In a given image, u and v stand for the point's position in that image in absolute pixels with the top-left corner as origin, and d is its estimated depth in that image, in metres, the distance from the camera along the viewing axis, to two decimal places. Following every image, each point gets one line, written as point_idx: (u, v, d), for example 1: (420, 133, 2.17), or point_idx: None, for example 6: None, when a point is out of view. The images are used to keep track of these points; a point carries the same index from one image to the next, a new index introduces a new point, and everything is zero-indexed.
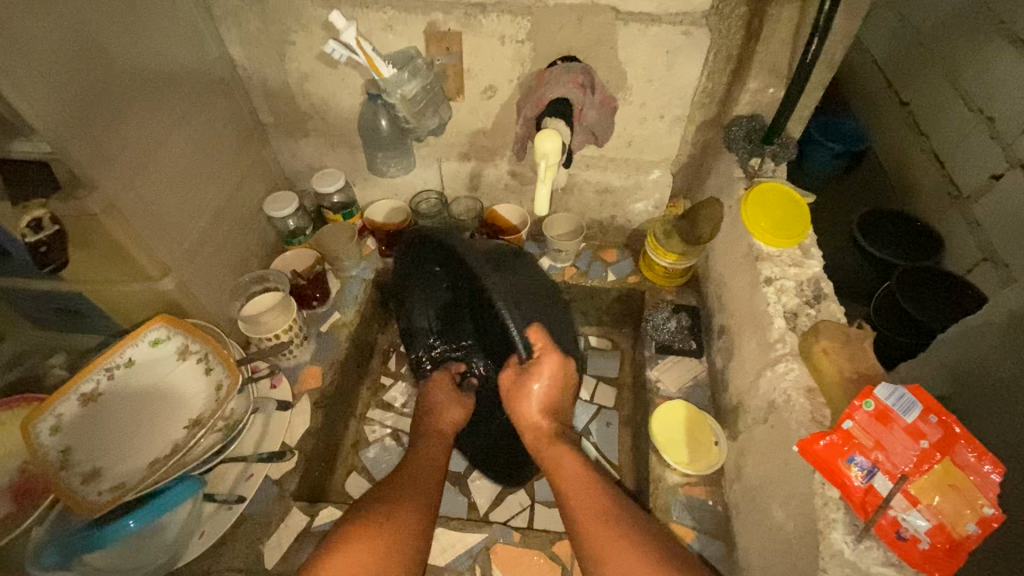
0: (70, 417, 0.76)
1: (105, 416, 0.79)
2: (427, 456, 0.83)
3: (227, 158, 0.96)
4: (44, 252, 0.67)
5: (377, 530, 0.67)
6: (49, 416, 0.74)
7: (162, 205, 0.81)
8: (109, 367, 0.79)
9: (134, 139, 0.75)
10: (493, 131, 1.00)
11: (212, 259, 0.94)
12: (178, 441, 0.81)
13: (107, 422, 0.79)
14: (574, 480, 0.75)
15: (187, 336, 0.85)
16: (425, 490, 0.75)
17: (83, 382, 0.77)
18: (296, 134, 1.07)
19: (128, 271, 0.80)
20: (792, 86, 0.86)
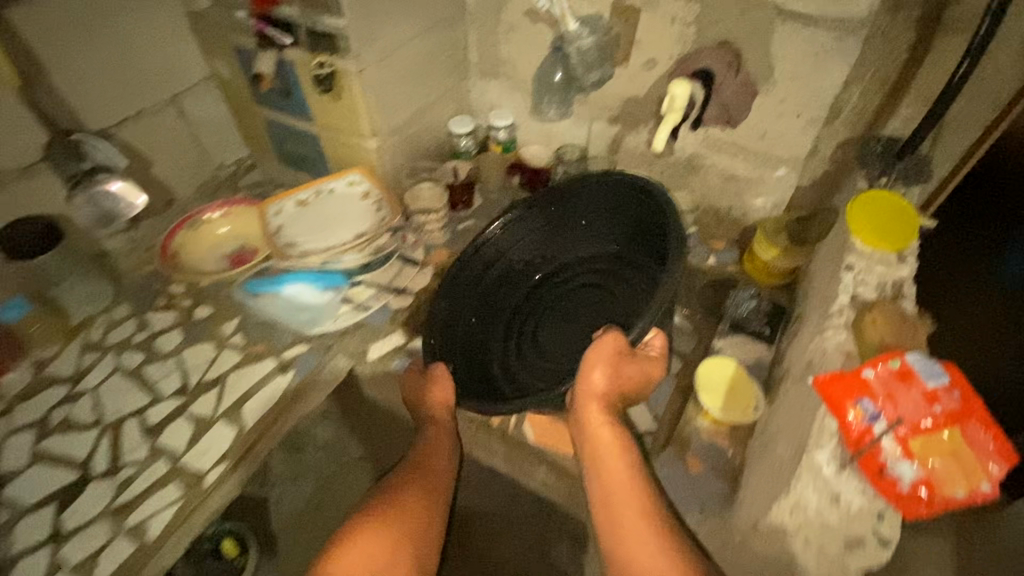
0: (289, 210, 1.17)
1: (307, 216, 1.17)
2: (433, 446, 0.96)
3: (439, 76, 1.26)
4: (323, 78, 1.04)
5: (374, 533, 0.82)
6: (278, 206, 1.17)
7: (390, 87, 1.12)
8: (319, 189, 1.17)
9: (388, 35, 1.05)
10: (644, 100, 1.17)
11: (404, 144, 1.24)
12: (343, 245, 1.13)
13: (307, 220, 1.16)
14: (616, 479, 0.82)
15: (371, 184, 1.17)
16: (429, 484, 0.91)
17: (301, 191, 1.17)
18: (489, 75, 1.35)
19: (352, 127, 1.13)
20: (937, 104, 0.85)
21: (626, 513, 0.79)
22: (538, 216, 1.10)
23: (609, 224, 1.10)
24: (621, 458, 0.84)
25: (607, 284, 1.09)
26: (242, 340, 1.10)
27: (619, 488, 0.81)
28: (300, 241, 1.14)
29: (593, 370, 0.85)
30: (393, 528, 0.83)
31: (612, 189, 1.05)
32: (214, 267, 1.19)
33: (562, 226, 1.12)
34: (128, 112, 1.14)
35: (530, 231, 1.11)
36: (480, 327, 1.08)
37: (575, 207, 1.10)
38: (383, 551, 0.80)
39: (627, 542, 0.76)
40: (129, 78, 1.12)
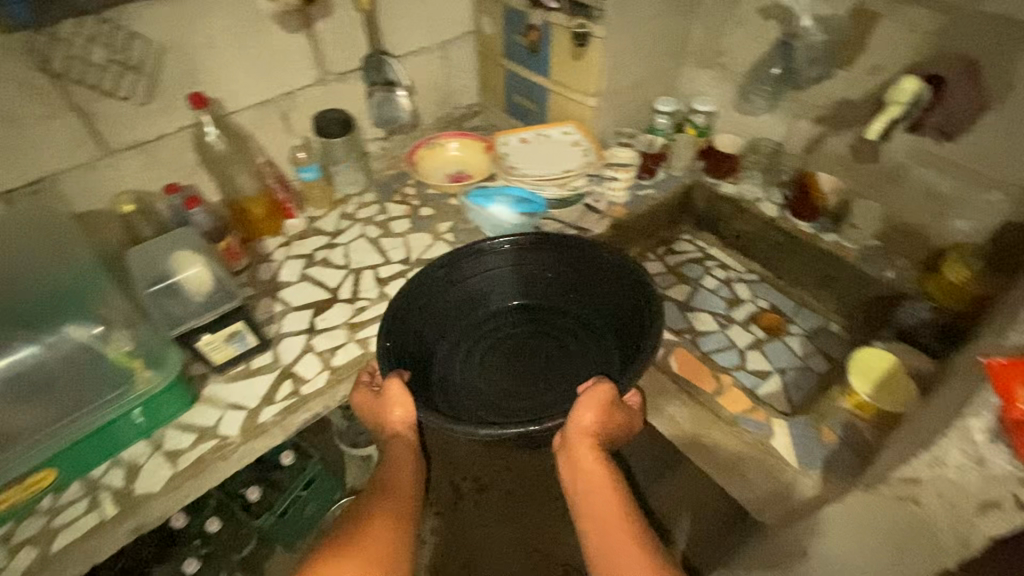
0: (512, 143, 1.43)
1: (526, 149, 1.42)
2: (400, 472, 0.92)
3: (660, 56, 1.42)
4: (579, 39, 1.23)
5: (382, 529, 0.80)
6: (505, 139, 1.44)
7: (622, 57, 1.30)
8: (539, 134, 1.43)
9: (635, 11, 1.24)
10: (857, 104, 1.22)
11: (615, 111, 1.42)
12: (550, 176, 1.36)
13: (525, 152, 1.41)
14: (600, 510, 0.81)
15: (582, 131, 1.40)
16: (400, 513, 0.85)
17: (525, 131, 1.44)
18: (702, 65, 1.49)
19: (581, 85, 1.34)
20: None
21: (607, 533, 0.77)
22: (541, 262, 1.15)
23: (591, 297, 1.14)
24: (607, 486, 0.84)
25: (568, 341, 1.13)
26: (452, 237, 1.37)
27: (602, 514, 0.80)
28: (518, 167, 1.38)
29: (580, 412, 0.87)
30: (370, 544, 0.77)
31: (613, 277, 1.09)
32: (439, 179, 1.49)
33: (544, 274, 1.16)
34: (414, 46, 1.46)
35: (533, 267, 1.15)
36: (434, 331, 1.12)
37: (574, 275, 1.15)
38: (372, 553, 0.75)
39: (604, 556, 0.75)
40: (423, 21, 1.44)
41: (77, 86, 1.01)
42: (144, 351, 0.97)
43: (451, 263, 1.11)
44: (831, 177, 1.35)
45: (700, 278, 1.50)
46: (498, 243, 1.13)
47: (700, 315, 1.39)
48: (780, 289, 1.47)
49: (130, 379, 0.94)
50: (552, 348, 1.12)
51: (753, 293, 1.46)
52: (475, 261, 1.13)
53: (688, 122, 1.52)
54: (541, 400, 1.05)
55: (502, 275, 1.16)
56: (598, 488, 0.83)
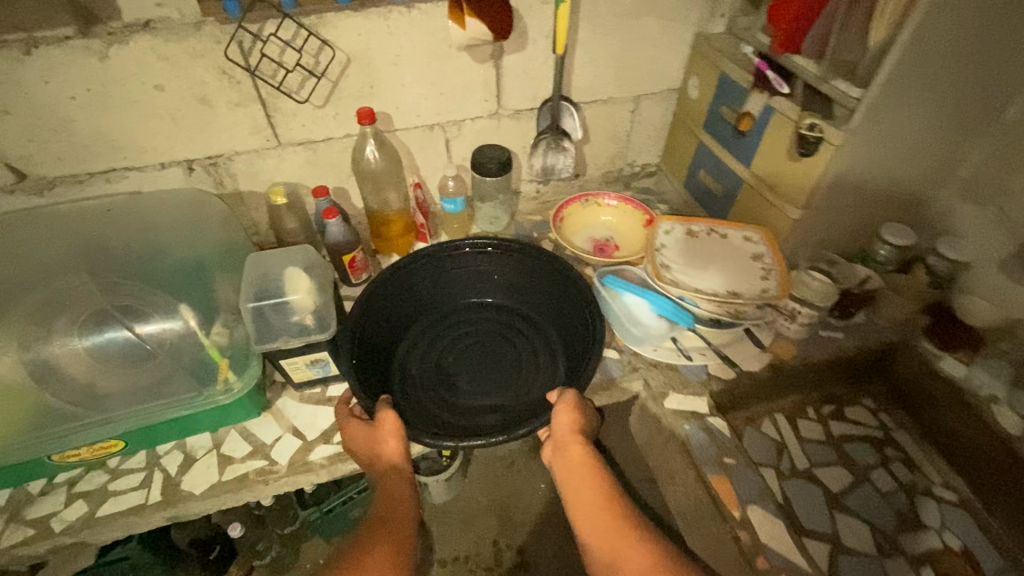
0: (677, 233, 1.14)
1: (692, 245, 1.11)
2: (395, 489, 0.86)
3: (910, 177, 1.08)
4: (802, 142, 0.97)
5: (398, 511, 0.83)
6: (668, 225, 1.16)
7: (856, 171, 1.00)
8: (712, 229, 1.14)
9: (895, 121, 0.94)
10: None
11: (821, 229, 1.12)
12: (713, 290, 1.03)
13: (689, 249, 1.11)
14: (591, 499, 0.83)
15: (769, 250, 1.08)
16: (402, 517, 0.82)
17: (696, 224, 1.15)
18: (969, 198, 1.11)
19: (785, 192, 1.06)
20: None
21: (601, 522, 0.80)
22: (490, 266, 1.19)
23: (546, 303, 1.17)
24: (592, 478, 0.86)
25: (528, 347, 1.14)
26: None
27: (592, 505, 0.82)
28: (675, 265, 1.08)
29: (565, 406, 0.93)
30: (392, 525, 0.80)
31: (562, 276, 1.14)
32: (581, 247, 1.33)
33: (505, 279, 1.20)
34: (603, 96, 1.31)
35: (484, 270, 1.19)
36: (392, 332, 1.12)
37: (520, 279, 1.19)
38: (392, 533, 0.79)
39: (604, 545, 0.77)
40: (623, 70, 1.28)
41: (264, 82, 1.04)
42: (233, 351, 0.96)
43: (426, 258, 1.16)
44: None
45: (868, 469, 1.12)
46: (459, 246, 1.17)
47: (850, 522, 1.05)
48: (988, 533, 1.03)
49: (213, 377, 0.94)
50: (510, 354, 1.12)
51: (940, 520, 1.06)
52: (432, 267, 1.17)
53: (921, 262, 1.16)
54: (495, 398, 1.05)
55: (466, 275, 1.20)
56: (584, 482, 0.85)
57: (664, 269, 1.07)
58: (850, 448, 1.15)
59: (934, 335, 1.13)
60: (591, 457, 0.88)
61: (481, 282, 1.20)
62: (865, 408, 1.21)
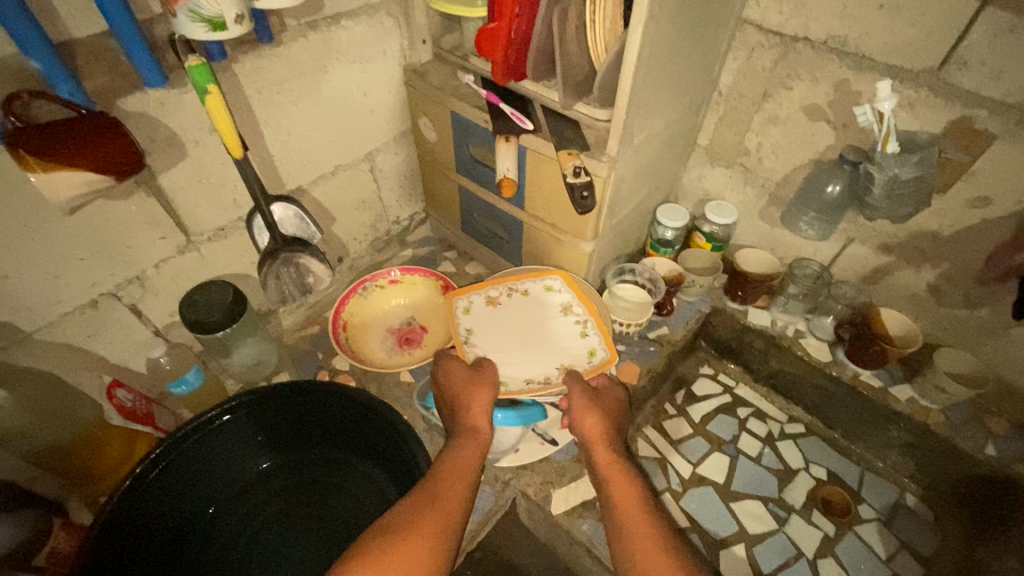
0: (477, 307, 0.99)
1: (499, 317, 0.98)
2: (460, 463, 0.74)
3: (664, 161, 1.06)
4: (582, 194, 0.84)
5: (458, 482, 0.72)
6: (466, 300, 1.00)
7: (625, 184, 0.93)
8: (512, 288, 1.01)
9: (643, 129, 0.87)
10: (946, 241, 0.91)
11: (612, 241, 1.06)
12: (543, 372, 0.91)
13: (498, 324, 0.97)
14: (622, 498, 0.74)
15: (574, 295, 0.99)
16: (448, 508, 0.68)
17: (493, 288, 1.01)
18: (716, 162, 1.14)
19: (571, 227, 0.95)
20: None
21: (637, 526, 0.71)
22: (216, 448, 0.90)
23: (334, 434, 0.97)
24: (621, 476, 0.77)
25: (333, 495, 0.95)
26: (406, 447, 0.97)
27: (631, 507, 0.73)
28: (492, 352, 0.93)
29: (586, 395, 0.84)
30: (442, 506, 0.68)
31: (321, 415, 0.94)
32: (380, 349, 1.08)
33: (272, 430, 0.95)
34: (326, 169, 1.02)
35: (240, 438, 0.92)
36: None
37: (291, 424, 0.96)
38: (448, 511, 0.68)
39: (641, 550, 0.68)
40: (337, 133, 1.00)
41: None
42: None
43: (152, 475, 0.81)
44: (900, 314, 1.03)
45: (735, 441, 1.15)
46: (165, 456, 0.83)
47: (745, 506, 1.06)
48: (837, 449, 1.14)
49: None
50: (315, 515, 0.93)
51: (803, 458, 1.13)
52: (167, 474, 0.84)
53: (699, 234, 1.18)
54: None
55: (220, 451, 0.91)
56: (618, 482, 0.77)
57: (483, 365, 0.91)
58: (715, 427, 1.17)
59: (738, 292, 1.15)
60: (620, 459, 0.80)
61: (242, 447, 0.93)
62: (709, 379, 1.25)
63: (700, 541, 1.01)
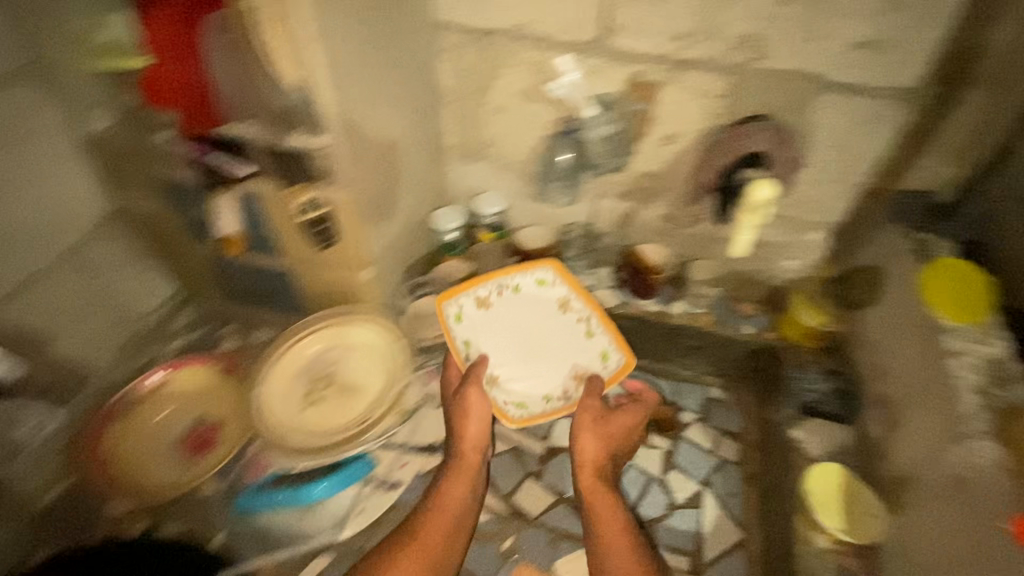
0: (466, 312, 1.02)
1: (505, 325, 1.03)
2: (450, 501, 0.85)
3: (415, 171, 1.06)
4: (321, 227, 0.86)
5: (450, 508, 0.84)
6: (455, 305, 1.01)
7: (375, 206, 0.91)
8: (504, 285, 1.04)
9: (369, 149, 0.86)
10: (662, 177, 1.07)
11: (391, 262, 1.03)
12: (563, 386, 1.00)
13: (496, 327, 1.03)
14: (609, 523, 0.84)
15: (567, 288, 1.04)
16: (433, 542, 0.80)
17: (480, 287, 1.03)
18: (469, 158, 1.18)
19: (339, 261, 0.92)
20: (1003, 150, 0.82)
21: (618, 541, 0.82)
22: None
23: None
24: (609, 500, 0.87)
25: None
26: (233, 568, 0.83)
27: (615, 527, 0.84)
28: (503, 370, 1.00)
29: (588, 419, 0.92)
30: (424, 545, 0.80)
31: (127, 560, 0.78)
32: (166, 470, 0.86)
33: None
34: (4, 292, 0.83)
35: None
36: None
37: None
38: (429, 556, 0.79)
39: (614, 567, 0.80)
40: (1, 249, 0.83)
41: None
42: None
43: None
44: (655, 245, 1.19)
45: None
46: None
47: None
48: (653, 373, 1.22)
49: None
50: None
51: None
52: None
53: (479, 227, 1.21)
54: None
55: None
56: (603, 504, 0.86)
57: (495, 387, 0.98)
58: None
59: None
60: (606, 478, 0.89)
61: None
62: None
63: None
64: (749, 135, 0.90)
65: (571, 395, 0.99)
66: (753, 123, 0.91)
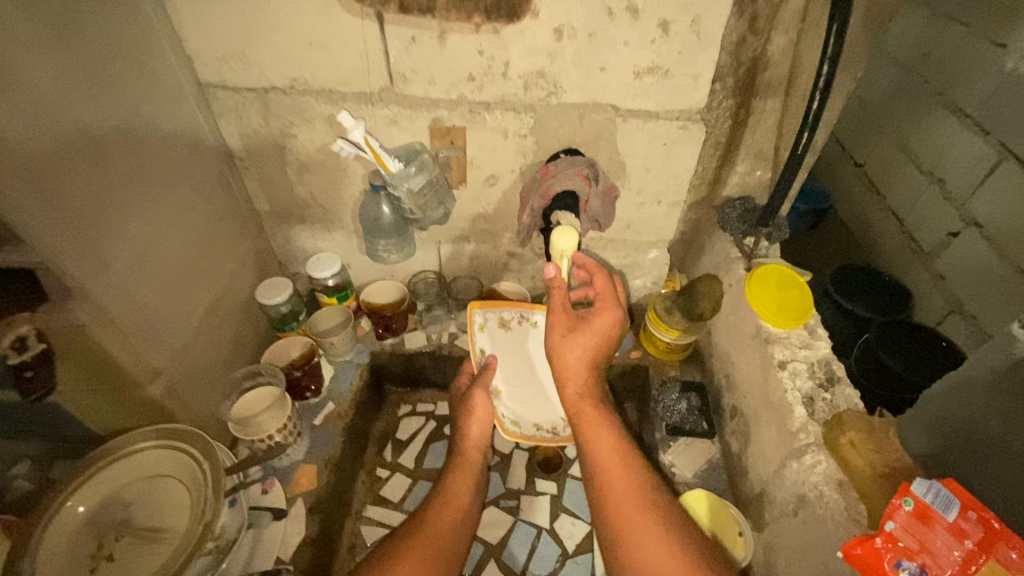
0: (492, 327, 0.99)
1: (517, 351, 1.00)
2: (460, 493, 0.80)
3: (218, 248, 0.94)
4: (28, 375, 0.61)
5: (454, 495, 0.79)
6: (481, 316, 0.98)
7: (156, 308, 0.77)
8: (523, 316, 0.99)
9: (130, 248, 0.72)
10: (494, 216, 1.02)
11: (203, 359, 0.90)
12: (552, 418, 0.99)
13: (516, 351, 1.00)
14: (617, 474, 0.71)
15: None
16: (452, 534, 0.73)
17: (508, 310, 0.98)
18: (290, 220, 1.07)
19: (116, 381, 0.75)
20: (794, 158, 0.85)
21: (615, 468, 0.72)
22: None
23: None
24: (611, 439, 0.75)
25: None
26: None
27: (604, 451, 0.74)
28: (506, 388, 0.99)
29: (564, 334, 0.78)
30: (433, 533, 0.72)
31: None
32: None
33: None
34: None
35: None
36: None
37: None
38: (444, 545, 0.71)
39: (621, 517, 0.68)
40: None
41: None
42: None
43: None
44: (508, 281, 1.15)
45: None
46: None
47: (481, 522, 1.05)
48: None
49: None
50: None
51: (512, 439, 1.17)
52: None
53: (320, 292, 1.13)
54: None
55: None
56: (608, 450, 0.74)
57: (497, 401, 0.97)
58: (430, 460, 1.13)
59: (383, 328, 1.14)
60: (606, 412, 0.79)
61: None
62: (408, 415, 1.21)
63: None
64: (557, 172, 0.83)
65: (560, 431, 0.98)
66: (558, 159, 0.86)
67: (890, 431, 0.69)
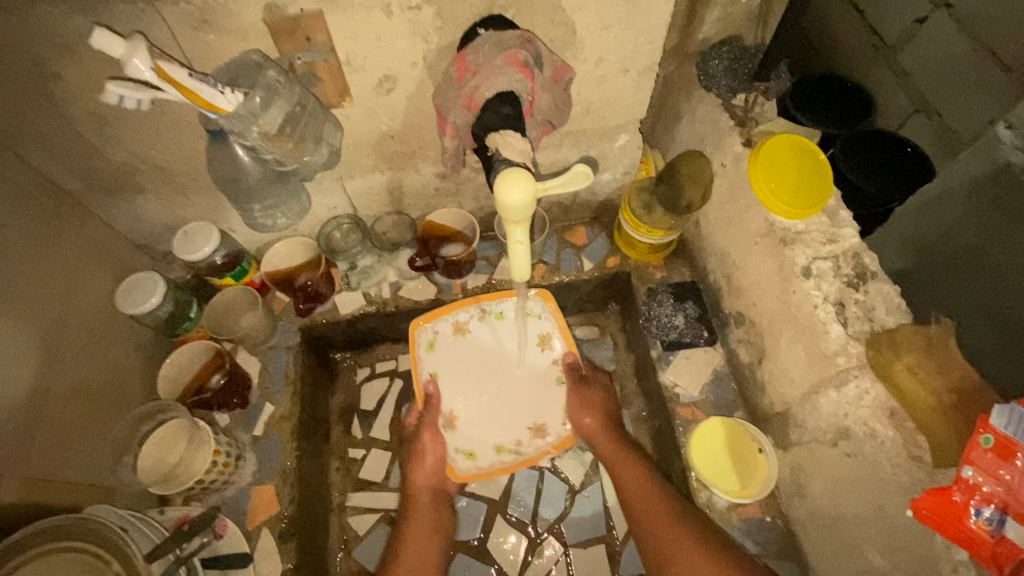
0: (444, 340, 0.88)
1: (474, 362, 0.89)
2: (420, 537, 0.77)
3: (28, 267, 0.65)
4: None
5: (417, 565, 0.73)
6: (429, 331, 0.88)
7: None
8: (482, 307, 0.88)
9: None
10: (405, 133, 0.74)
11: (63, 420, 0.68)
12: (514, 435, 0.86)
13: (464, 362, 0.89)
14: (658, 519, 0.70)
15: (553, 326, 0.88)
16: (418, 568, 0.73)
17: (460, 312, 0.88)
18: (123, 192, 0.76)
19: None
20: None
21: (671, 524, 0.69)
22: None
23: None
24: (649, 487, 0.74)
25: None
26: None
27: (646, 505, 0.73)
28: (462, 411, 0.87)
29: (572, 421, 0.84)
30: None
31: None
32: None
33: None
34: None
35: None
36: None
37: None
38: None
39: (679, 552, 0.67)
40: None
41: None
42: None
43: None
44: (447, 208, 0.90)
45: None
46: None
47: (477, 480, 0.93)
48: None
49: None
50: None
51: None
52: None
53: (209, 274, 0.86)
54: None
55: None
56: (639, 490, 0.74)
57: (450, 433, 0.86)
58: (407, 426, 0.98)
59: (305, 301, 0.90)
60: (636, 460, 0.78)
61: None
62: (368, 381, 1.03)
63: (463, 554, 0.87)
64: (480, 67, 0.55)
65: (525, 449, 0.85)
66: (478, 38, 0.57)
67: (949, 340, 0.58)
